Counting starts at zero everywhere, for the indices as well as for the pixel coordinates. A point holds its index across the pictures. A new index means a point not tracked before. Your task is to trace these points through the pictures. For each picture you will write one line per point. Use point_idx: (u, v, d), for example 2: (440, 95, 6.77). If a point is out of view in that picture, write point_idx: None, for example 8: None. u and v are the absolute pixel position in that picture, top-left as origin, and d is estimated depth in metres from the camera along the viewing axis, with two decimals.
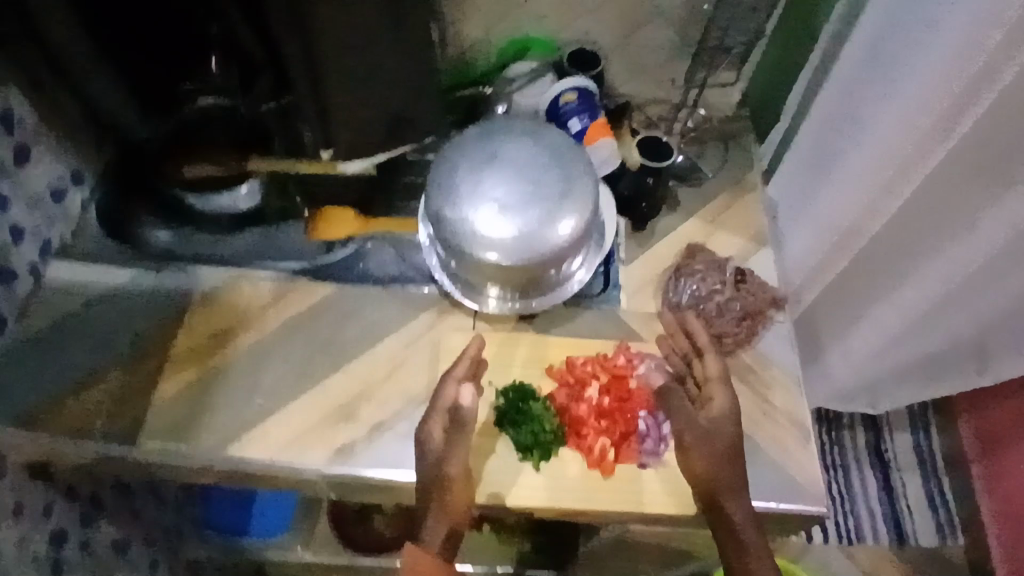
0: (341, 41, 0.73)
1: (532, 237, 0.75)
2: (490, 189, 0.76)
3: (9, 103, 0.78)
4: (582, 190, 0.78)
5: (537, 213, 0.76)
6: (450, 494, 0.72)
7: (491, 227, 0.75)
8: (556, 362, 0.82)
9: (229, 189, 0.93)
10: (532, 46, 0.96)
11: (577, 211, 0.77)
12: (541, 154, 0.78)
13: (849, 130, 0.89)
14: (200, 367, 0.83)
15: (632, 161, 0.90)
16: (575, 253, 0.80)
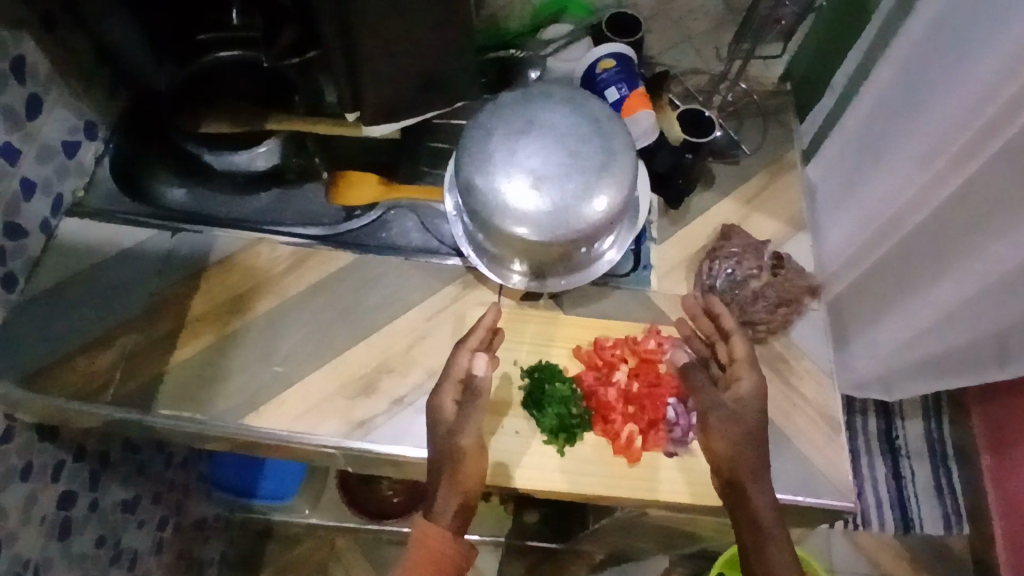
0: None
1: (566, 212, 0.72)
2: (525, 159, 0.73)
3: (20, 50, 0.75)
4: (621, 165, 0.74)
5: (573, 187, 0.72)
6: (462, 472, 0.69)
7: (524, 199, 0.72)
8: (584, 344, 0.79)
9: (250, 146, 0.93)
10: (569, 6, 0.92)
11: (615, 187, 0.73)
12: (580, 126, 0.75)
13: (900, 114, 0.84)
14: (216, 332, 0.79)
15: (673, 136, 0.86)
16: (609, 231, 0.77)
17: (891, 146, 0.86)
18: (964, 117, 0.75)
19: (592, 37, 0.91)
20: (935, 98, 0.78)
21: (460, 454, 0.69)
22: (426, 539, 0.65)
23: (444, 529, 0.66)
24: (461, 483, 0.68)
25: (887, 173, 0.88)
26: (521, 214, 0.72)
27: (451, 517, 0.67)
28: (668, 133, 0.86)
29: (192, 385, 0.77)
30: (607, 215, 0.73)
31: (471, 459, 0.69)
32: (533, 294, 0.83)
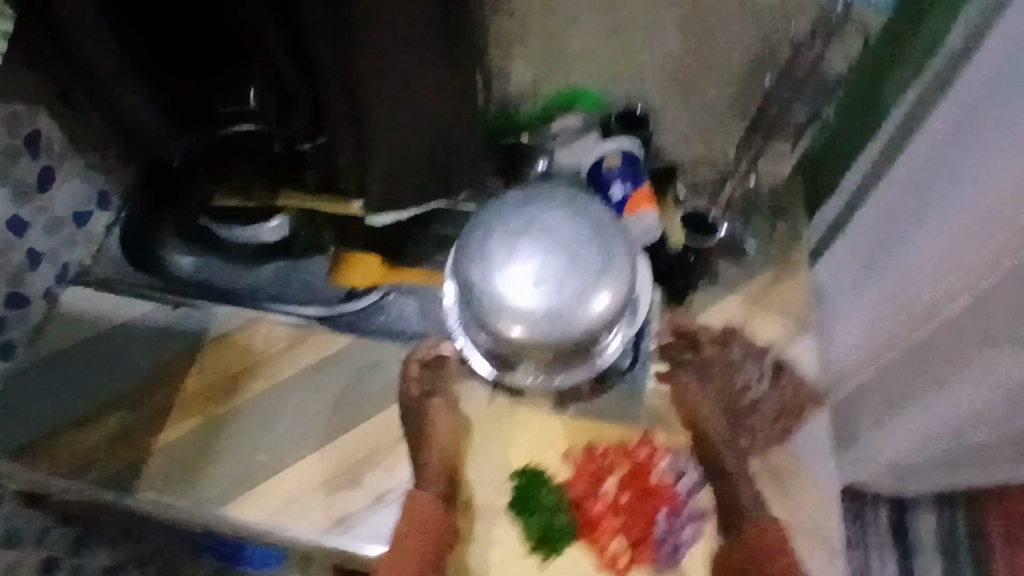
0: (380, 88, 0.69)
1: (563, 317, 0.71)
2: (523, 257, 0.72)
3: (37, 124, 0.77)
4: (619, 269, 0.73)
5: (568, 289, 0.71)
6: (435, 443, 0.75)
7: (520, 297, 0.71)
8: (575, 447, 0.78)
9: (257, 223, 0.93)
10: (579, 99, 0.91)
11: (612, 292, 0.72)
12: (581, 228, 0.74)
13: (905, 222, 0.83)
14: (206, 415, 0.79)
15: (673, 237, 0.91)
16: (608, 335, 0.75)
17: (912, 243, 0.82)
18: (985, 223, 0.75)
19: (602, 130, 0.91)
20: (948, 207, 0.77)
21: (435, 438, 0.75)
22: (416, 503, 0.69)
23: (426, 495, 0.70)
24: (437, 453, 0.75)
25: (909, 269, 0.84)
26: (516, 312, 0.71)
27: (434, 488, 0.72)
28: (669, 237, 0.91)
29: (178, 469, 0.76)
30: (602, 319, 0.72)
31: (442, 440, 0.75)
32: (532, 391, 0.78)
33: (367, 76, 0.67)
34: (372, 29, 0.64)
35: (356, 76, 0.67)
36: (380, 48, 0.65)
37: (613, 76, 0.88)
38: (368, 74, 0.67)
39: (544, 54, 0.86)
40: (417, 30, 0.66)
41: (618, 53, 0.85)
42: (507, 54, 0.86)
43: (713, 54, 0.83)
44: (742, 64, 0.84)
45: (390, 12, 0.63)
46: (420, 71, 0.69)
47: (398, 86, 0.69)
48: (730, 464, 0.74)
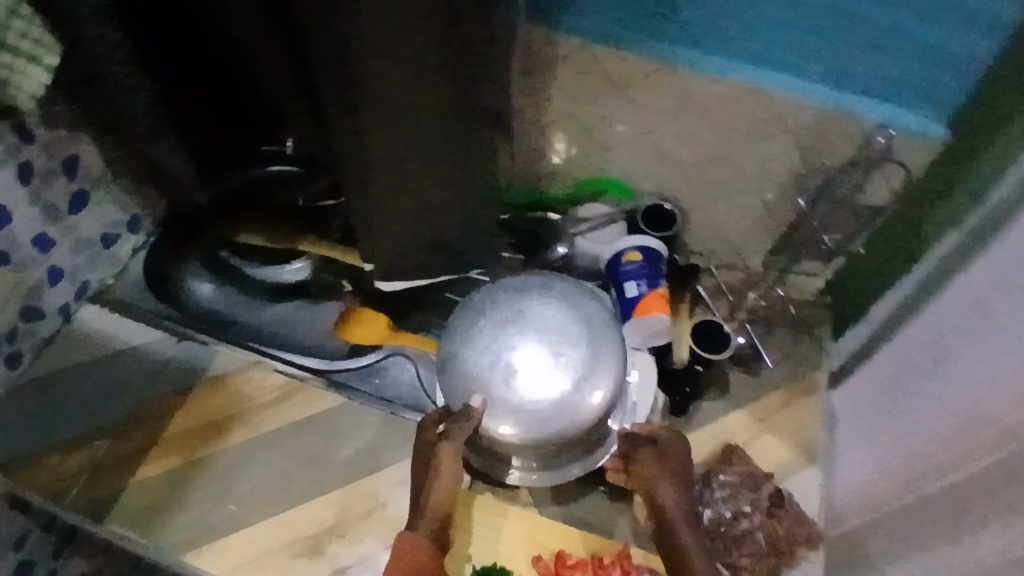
0: (396, 171, 0.69)
1: (543, 418, 0.69)
2: (517, 353, 0.70)
3: (76, 149, 0.81)
4: (612, 362, 0.72)
5: (560, 386, 0.70)
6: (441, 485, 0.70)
7: (516, 392, 0.69)
8: (545, 554, 0.76)
9: (281, 262, 0.95)
10: (609, 188, 0.92)
11: (607, 387, 0.71)
12: (571, 325, 0.72)
13: (919, 380, 0.76)
14: (187, 456, 0.83)
15: (680, 354, 0.87)
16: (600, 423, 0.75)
17: (915, 403, 0.75)
18: (992, 401, 0.63)
19: (627, 222, 0.91)
20: (949, 377, 0.70)
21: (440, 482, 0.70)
22: (406, 542, 0.64)
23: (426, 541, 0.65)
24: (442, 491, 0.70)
25: (905, 427, 0.77)
26: (512, 416, 0.69)
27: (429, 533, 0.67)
28: (673, 354, 0.87)
29: (150, 506, 0.80)
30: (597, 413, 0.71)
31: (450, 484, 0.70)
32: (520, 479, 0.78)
33: (380, 158, 0.67)
34: (391, 120, 0.64)
35: (369, 158, 0.67)
36: (395, 136, 0.65)
37: (646, 170, 0.88)
38: (368, 157, 0.67)
39: (579, 138, 0.86)
40: (432, 121, 0.65)
41: (651, 153, 0.86)
42: (542, 135, 0.87)
43: (744, 167, 0.83)
44: (773, 181, 0.84)
45: (405, 106, 0.63)
46: (428, 158, 0.69)
47: (414, 169, 0.70)
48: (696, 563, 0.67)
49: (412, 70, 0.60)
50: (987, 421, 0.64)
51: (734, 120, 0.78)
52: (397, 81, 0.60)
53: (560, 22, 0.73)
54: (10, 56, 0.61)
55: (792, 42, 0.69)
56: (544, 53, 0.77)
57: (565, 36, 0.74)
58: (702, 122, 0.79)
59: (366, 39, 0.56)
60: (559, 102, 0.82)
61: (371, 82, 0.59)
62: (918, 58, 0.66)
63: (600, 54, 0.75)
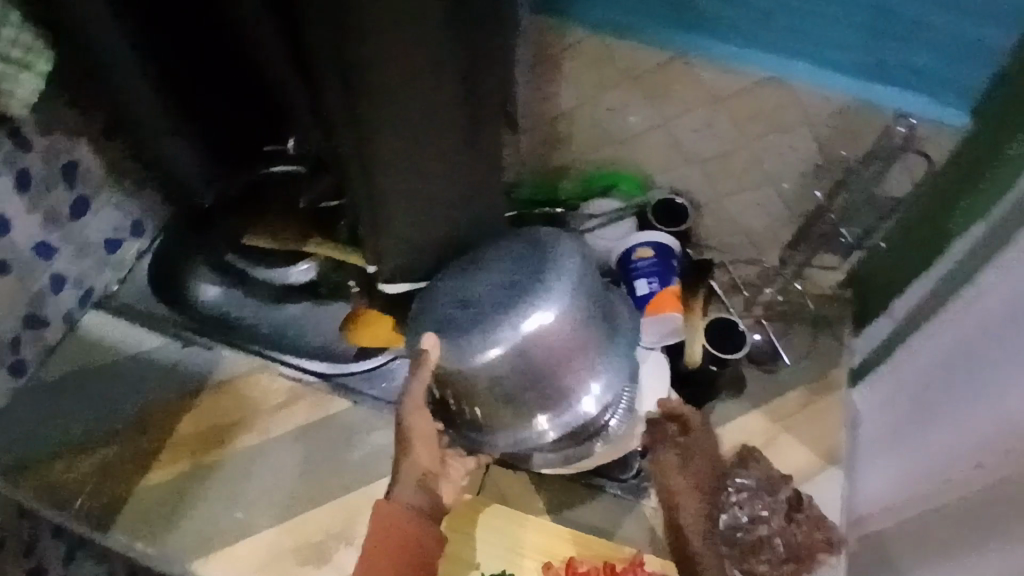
0: (407, 171, 0.64)
1: (509, 342, 0.63)
2: (469, 282, 0.66)
3: (76, 155, 0.80)
4: (569, 262, 0.65)
5: (516, 295, 0.64)
6: (422, 450, 0.67)
7: (517, 326, 0.63)
8: (556, 560, 0.76)
9: (288, 262, 0.92)
10: (620, 181, 0.89)
11: (570, 288, 0.64)
12: (527, 248, 0.67)
13: (951, 385, 0.72)
14: (192, 462, 0.83)
15: (693, 355, 0.83)
16: (587, 344, 0.66)
17: (948, 409, 0.72)
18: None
19: (637, 218, 0.88)
20: (989, 385, 0.66)
21: (416, 452, 0.66)
22: (387, 522, 0.64)
23: (411, 509, 0.65)
24: (425, 456, 0.67)
25: (938, 432, 0.73)
26: (477, 339, 0.63)
27: (416, 498, 0.66)
28: (686, 355, 0.84)
29: (155, 515, 0.80)
30: (568, 321, 0.64)
31: (429, 448, 0.67)
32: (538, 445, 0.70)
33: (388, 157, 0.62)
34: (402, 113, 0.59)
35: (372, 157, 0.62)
36: (404, 132, 0.61)
37: (658, 164, 0.85)
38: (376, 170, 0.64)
39: (590, 131, 0.84)
40: (444, 115, 0.61)
41: (665, 146, 0.83)
42: (551, 128, 0.85)
43: (761, 159, 0.80)
44: (792, 173, 0.81)
45: (416, 97, 0.58)
46: (440, 155, 0.64)
47: (427, 168, 0.65)
48: (683, 514, 0.72)
49: (421, 78, 0.57)
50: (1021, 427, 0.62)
51: (751, 108, 0.74)
52: (404, 90, 0.57)
53: (566, 13, 0.71)
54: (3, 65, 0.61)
55: (812, 31, 0.66)
56: (551, 44, 0.74)
57: (572, 25, 0.71)
58: (718, 114, 0.76)
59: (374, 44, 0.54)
60: (567, 95, 0.80)
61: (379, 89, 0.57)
62: (946, 45, 0.63)
63: (608, 45, 0.72)
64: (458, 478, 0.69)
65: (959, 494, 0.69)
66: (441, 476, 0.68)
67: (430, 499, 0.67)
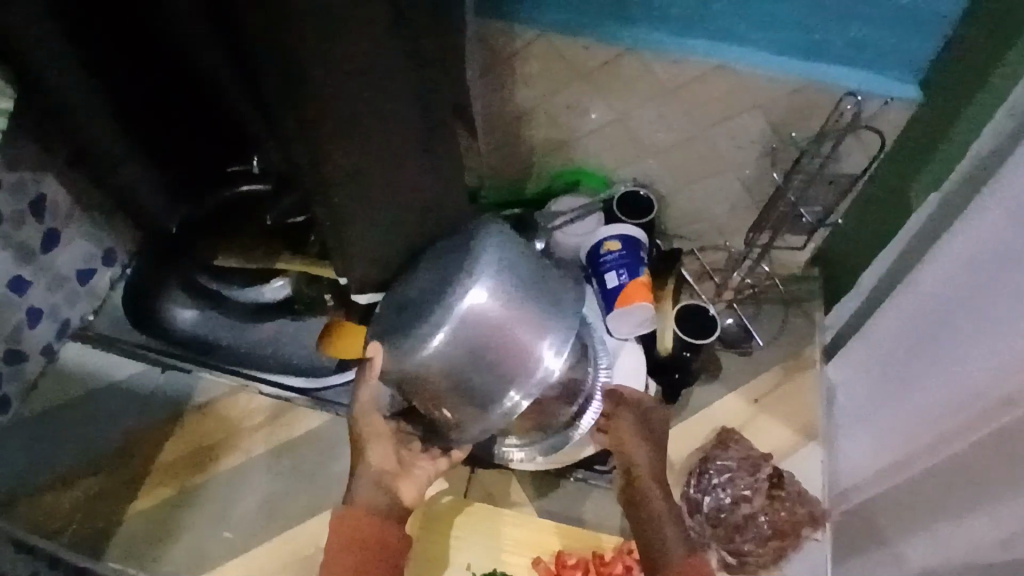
0: (357, 182, 0.63)
1: (448, 320, 0.70)
2: (408, 286, 0.72)
3: (42, 189, 0.80)
4: (495, 242, 0.72)
5: (450, 281, 0.71)
6: (375, 451, 0.74)
7: (455, 305, 0.70)
8: (545, 555, 0.78)
9: (260, 282, 0.93)
10: (584, 179, 0.91)
11: (496, 267, 0.71)
12: (458, 247, 0.73)
13: (921, 354, 0.73)
14: (179, 486, 0.84)
15: (665, 343, 0.84)
16: (524, 313, 0.71)
17: (921, 379, 0.73)
18: (989, 378, 0.63)
19: (604, 213, 0.89)
20: (955, 351, 0.67)
21: (370, 453, 0.73)
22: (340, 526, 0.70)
23: (372, 507, 0.71)
24: (379, 458, 0.73)
25: (913, 400, 0.74)
26: (423, 331, 0.70)
27: (374, 498, 0.72)
28: (658, 343, 0.85)
29: (146, 541, 0.81)
30: (501, 295, 0.71)
31: (382, 450, 0.74)
32: (506, 420, 0.73)
33: (341, 170, 0.62)
34: (344, 129, 0.58)
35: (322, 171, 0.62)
36: (352, 142, 0.60)
37: (619, 158, 0.87)
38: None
39: (550, 131, 0.85)
40: (391, 121, 0.61)
41: (624, 140, 0.84)
42: (511, 131, 0.86)
43: (719, 146, 0.82)
44: (750, 156, 0.82)
45: (361, 108, 0.58)
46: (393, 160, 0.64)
47: (378, 177, 0.64)
48: (649, 494, 0.71)
49: (376, 87, 0.58)
50: (985, 396, 0.64)
51: (705, 97, 0.76)
52: (346, 104, 0.57)
53: (514, 16, 0.72)
54: None
55: (761, 15, 0.67)
56: (503, 48, 0.75)
57: (522, 27, 0.73)
58: (673, 104, 0.78)
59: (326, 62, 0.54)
60: (523, 96, 0.81)
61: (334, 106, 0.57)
62: (889, 18, 0.65)
63: (559, 45, 0.74)
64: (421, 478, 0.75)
65: (939, 457, 0.70)
66: (403, 477, 0.75)
67: (388, 498, 0.72)
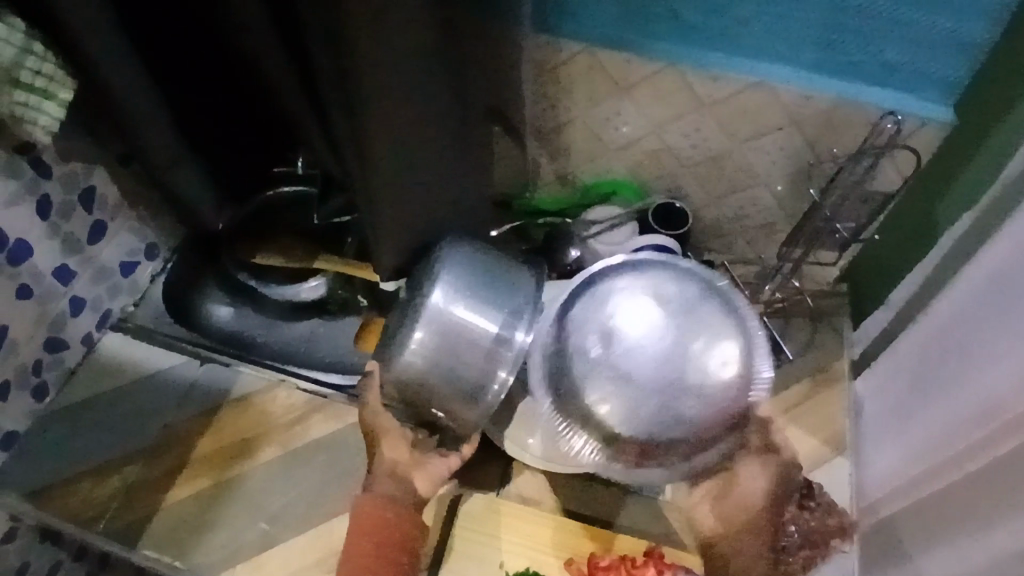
0: (402, 179, 0.67)
1: (423, 324, 0.69)
2: (396, 310, 0.73)
3: (92, 183, 0.83)
4: (452, 246, 0.72)
5: (419, 284, 0.71)
6: (390, 447, 0.72)
7: (425, 311, 0.69)
8: (578, 557, 0.78)
9: (298, 280, 0.97)
10: (620, 189, 0.92)
11: (452, 268, 0.70)
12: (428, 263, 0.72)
13: (946, 373, 0.74)
14: (217, 476, 0.85)
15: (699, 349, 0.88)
16: (480, 296, 0.70)
17: (947, 397, 0.73)
18: (1003, 398, 0.64)
19: (638, 223, 0.89)
20: (981, 370, 0.68)
21: (384, 449, 0.72)
22: (366, 511, 0.69)
23: (387, 497, 0.69)
24: (393, 451, 0.72)
25: (936, 417, 0.75)
26: (399, 339, 0.70)
27: (393, 489, 0.70)
28: None
29: (182, 530, 0.82)
30: (460, 287, 0.70)
31: (395, 444, 0.72)
32: (500, 397, 0.69)
33: (385, 166, 0.65)
34: (388, 136, 0.62)
35: (373, 169, 0.65)
36: (398, 144, 0.63)
37: (654, 170, 0.89)
38: (386, 184, 0.67)
39: (587, 143, 0.87)
40: (435, 125, 0.64)
41: (661, 153, 0.86)
42: (550, 142, 0.89)
43: (753, 161, 0.84)
44: (783, 173, 0.85)
45: (409, 116, 0.61)
46: (431, 161, 0.67)
47: (418, 177, 0.68)
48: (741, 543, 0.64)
49: (425, 92, 0.60)
50: (997, 412, 0.65)
51: (740, 115, 0.78)
52: (392, 111, 0.60)
53: (561, 30, 0.74)
54: (25, 93, 0.65)
55: (796, 36, 0.70)
56: (549, 59, 0.77)
57: (567, 41, 0.75)
58: (708, 120, 0.80)
59: (374, 70, 0.56)
60: (565, 107, 0.83)
61: (382, 109, 0.59)
62: (922, 42, 0.67)
63: (601, 59, 0.76)
64: (435, 471, 0.72)
65: (951, 476, 0.70)
66: (417, 467, 0.72)
67: (404, 489, 0.70)
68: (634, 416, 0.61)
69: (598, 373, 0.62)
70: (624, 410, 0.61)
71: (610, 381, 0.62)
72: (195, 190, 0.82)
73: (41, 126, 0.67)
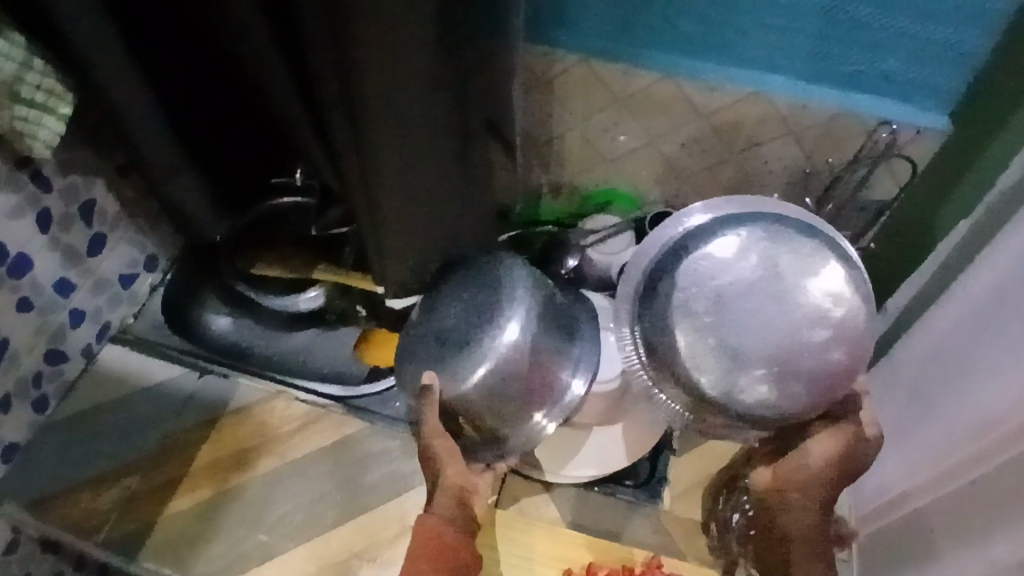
0: (403, 189, 0.67)
1: (490, 351, 0.73)
2: (444, 323, 0.76)
3: (91, 195, 0.83)
4: (516, 277, 0.76)
5: (487, 315, 0.75)
6: (451, 467, 0.71)
7: (494, 341, 0.73)
8: (576, 567, 0.78)
9: (296, 291, 0.98)
10: (616, 199, 0.93)
11: (523, 305, 0.75)
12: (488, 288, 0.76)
13: (943, 383, 0.74)
14: (215, 487, 0.85)
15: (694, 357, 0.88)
16: (545, 335, 0.75)
17: (946, 407, 0.73)
18: (1001, 410, 0.64)
19: (635, 232, 0.87)
20: (980, 382, 0.68)
21: (449, 471, 0.70)
22: (434, 537, 0.67)
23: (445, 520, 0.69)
24: (456, 474, 0.70)
25: (934, 427, 0.75)
26: (462, 365, 0.73)
27: (452, 511, 0.69)
28: None
29: (180, 541, 0.82)
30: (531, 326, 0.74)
31: (457, 466, 0.71)
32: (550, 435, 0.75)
33: (386, 176, 0.65)
34: (387, 146, 0.62)
35: (374, 179, 0.65)
36: (398, 156, 0.63)
37: (650, 180, 0.90)
38: (385, 197, 0.67)
39: (584, 153, 0.88)
40: (436, 135, 0.64)
41: (657, 163, 0.87)
42: (548, 153, 0.89)
43: (750, 170, 0.85)
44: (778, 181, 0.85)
45: (410, 127, 0.61)
46: (431, 172, 0.67)
47: (420, 188, 0.68)
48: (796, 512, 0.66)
49: (424, 104, 0.60)
50: (995, 424, 0.64)
51: (735, 124, 0.79)
52: (394, 123, 0.60)
53: (558, 42, 0.75)
54: (26, 108, 0.65)
55: (793, 45, 0.70)
56: (545, 71, 0.78)
57: (564, 53, 0.75)
58: (702, 129, 0.81)
59: (375, 81, 0.56)
60: (562, 117, 0.84)
61: (384, 119, 0.59)
62: (919, 52, 0.67)
63: (598, 70, 0.76)
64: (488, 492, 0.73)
65: (948, 488, 0.70)
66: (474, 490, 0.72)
67: (464, 512, 0.70)
68: (750, 386, 0.60)
69: (686, 317, 0.62)
70: (713, 352, 0.60)
71: (698, 321, 0.61)
72: (194, 202, 0.83)
73: (41, 141, 0.67)
